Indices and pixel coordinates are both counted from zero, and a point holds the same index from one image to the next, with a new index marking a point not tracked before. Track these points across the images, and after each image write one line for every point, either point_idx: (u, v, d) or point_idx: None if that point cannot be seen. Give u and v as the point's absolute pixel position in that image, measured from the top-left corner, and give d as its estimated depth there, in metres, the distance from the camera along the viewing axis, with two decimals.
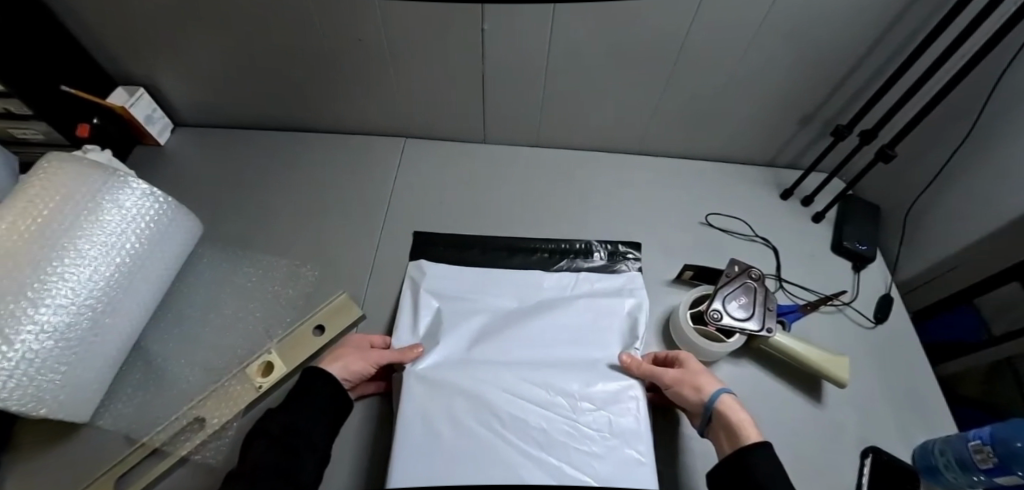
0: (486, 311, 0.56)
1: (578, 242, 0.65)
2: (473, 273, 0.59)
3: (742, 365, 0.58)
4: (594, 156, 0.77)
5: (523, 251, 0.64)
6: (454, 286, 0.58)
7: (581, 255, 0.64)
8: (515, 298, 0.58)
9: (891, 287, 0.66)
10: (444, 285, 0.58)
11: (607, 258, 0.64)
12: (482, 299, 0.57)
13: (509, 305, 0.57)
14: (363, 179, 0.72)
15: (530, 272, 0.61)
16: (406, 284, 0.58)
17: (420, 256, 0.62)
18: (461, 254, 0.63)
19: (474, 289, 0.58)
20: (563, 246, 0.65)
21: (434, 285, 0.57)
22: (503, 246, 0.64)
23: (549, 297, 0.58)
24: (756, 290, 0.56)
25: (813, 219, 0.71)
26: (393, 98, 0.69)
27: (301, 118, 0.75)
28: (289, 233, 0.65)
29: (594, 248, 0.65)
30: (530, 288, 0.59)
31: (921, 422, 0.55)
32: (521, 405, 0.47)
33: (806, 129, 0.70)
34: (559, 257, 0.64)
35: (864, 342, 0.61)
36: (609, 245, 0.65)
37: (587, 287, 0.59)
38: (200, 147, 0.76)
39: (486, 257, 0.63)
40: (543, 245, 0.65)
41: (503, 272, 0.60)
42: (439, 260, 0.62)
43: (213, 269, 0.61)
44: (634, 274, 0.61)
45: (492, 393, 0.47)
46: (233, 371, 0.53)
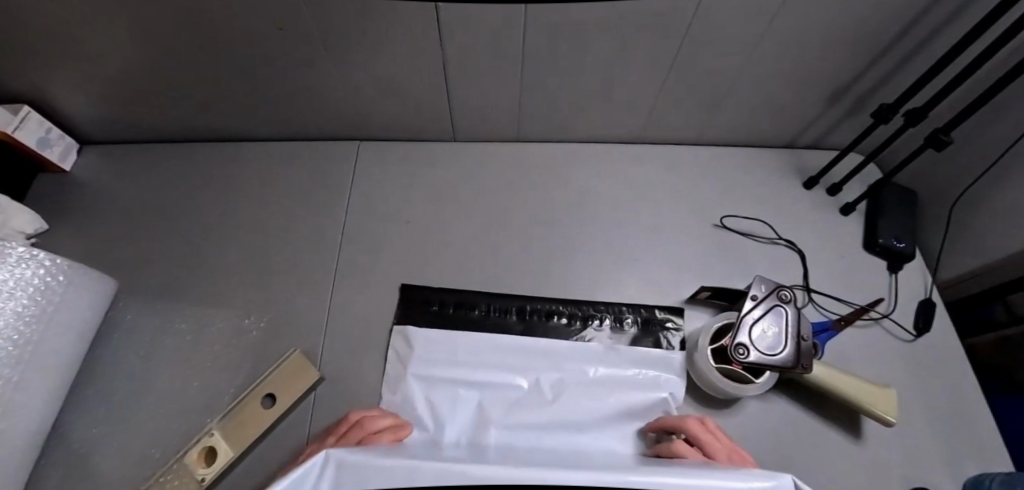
0: (486, 395, 0.48)
1: (606, 306, 0.54)
2: (472, 343, 0.50)
3: (769, 401, 0.50)
4: (586, 149, 0.65)
5: (537, 315, 0.53)
6: (450, 366, 0.49)
7: (610, 320, 0.53)
8: (524, 379, 0.49)
9: (932, 289, 0.57)
10: (439, 363, 0.49)
11: (640, 328, 0.52)
12: (484, 381, 0.48)
13: (515, 389, 0.48)
14: (312, 199, 0.60)
15: (544, 341, 0.51)
16: (390, 360, 0.49)
17: (409, 322, 0.52)
18: (457, 312, 0.52)
19: (472, 366, 0.49)
20: (587, 308, 0.53)
21: (426, 366, 0.49)
22: (511, 305, 0.53)
23: (567, 381, 0.49)
24: (789, 315, 0.46)
25: (842, 212, 0.61)
26: (336, 98, 0.56)
27: (230, 128, 0.62)
28: (225, 275, 0.54)
29: (625, 314, 0.53)
30: (544, 365, 0.50)
31: (972, 452, 0.49)
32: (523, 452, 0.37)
33: (837, 107, 0.58)
34: (581, 322, 0.53)
35: (906, 360, 0.53)
36: (646, 310, 0.53)
37: (615, 371, 0.50)
38: (114, 171, 0.63)
39: (488, 319, 0.52)
40: (561, 307, 0.53)
41: (510, 343, 0.50)
42: (429, 325, 0.52)
43: (139, 329, 0.51)
44: (672, 355, 0.51)
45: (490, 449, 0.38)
46: (170, 462, 0.44)
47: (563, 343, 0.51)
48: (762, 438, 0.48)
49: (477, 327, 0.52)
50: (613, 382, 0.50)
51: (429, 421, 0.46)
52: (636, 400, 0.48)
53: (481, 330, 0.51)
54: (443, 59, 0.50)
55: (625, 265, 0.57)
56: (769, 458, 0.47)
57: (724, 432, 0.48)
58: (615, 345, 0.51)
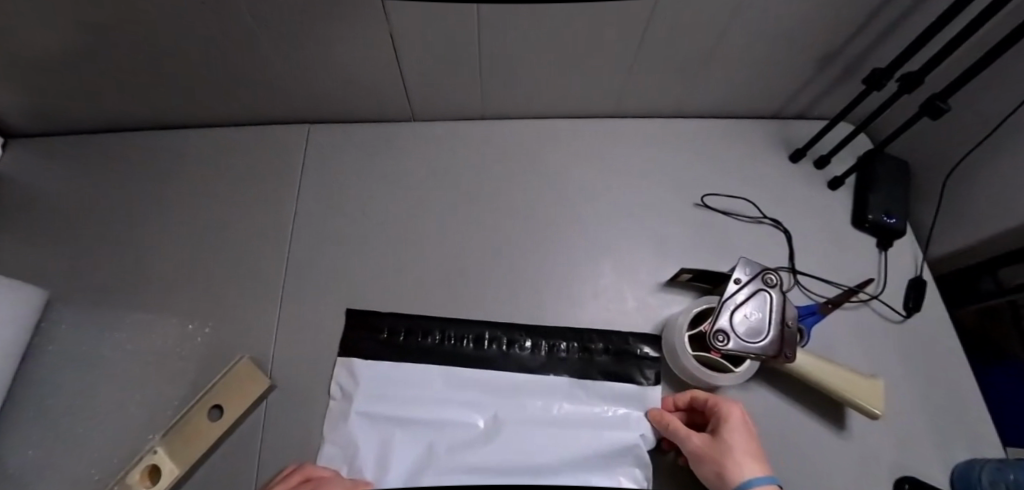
0: (437, 436, 0.43)
1: (574, 332, 0.49)
2: (421, 376, 0.46)
3: (752, 392, 0.47)
4: (558, 126, 0.60)
5: (497, 345, 0.48)
6: (399, 400, 0.44)
7: (578, 347, 0.48)
8: (480, 418, 0.44)
9: (923, 267, 0.55)
10: (386, 399, 0.44)
11: (612, 357, 0.48)
12: (435, 419, 0.44)
13: (468, 430, 0.44)
14: (262, 191, 0.55)
15: (504, 376, 0.46)
16: (334, 395, 0.45)
17: (355, 353, 0.47)
18: (407, 341, 0.47)
19: (422, 401, 0.45)
20: (553, 335, 0.48)
21: (373, 403, 0.44)
22: (472, 333, 0.48)
23: (531, 419, 0.44)
24: (774, 300, 0.43)
25: (830, 186, 0.57)
26: (278, 78, 0.51)
27: (167, 115, 0.57)
28: (166, 279, 0.50)
29: (594, 342, 0.48)
30: (505, 402, 0.45)
31: (961, 435, 0.47)
32: None
33: (827, 73, 0.53)
34: (547, 351, 0.48)
35: (896, 342, 0.50)
36: (618, 338, 0.48)
37: (585, 409, 0.45)
38: (43, 165, 0.57)
39: (442, 348, 0.47)
40: (525, 336, 0.48)
41: (466, 376, 0.46)
42: (380, 355, 0.47)
43: (75, 341, 0.47)
44: (646, 391, 0.46)
45: None
46: (110, 483, 0.41)
47: (522, 377, 0.46)
48: None
49: (430, 358, 0.47)
50: (580, 422, 0.45)
51: (373, 468, 0.42)
52: (607, 441, 0.44)
53: (435, 359, 0.47)
54: (390, 34, 0.44)
55: (600, 251, 0.53)
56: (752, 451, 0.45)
57: None
58: (584, 379, 0.47)
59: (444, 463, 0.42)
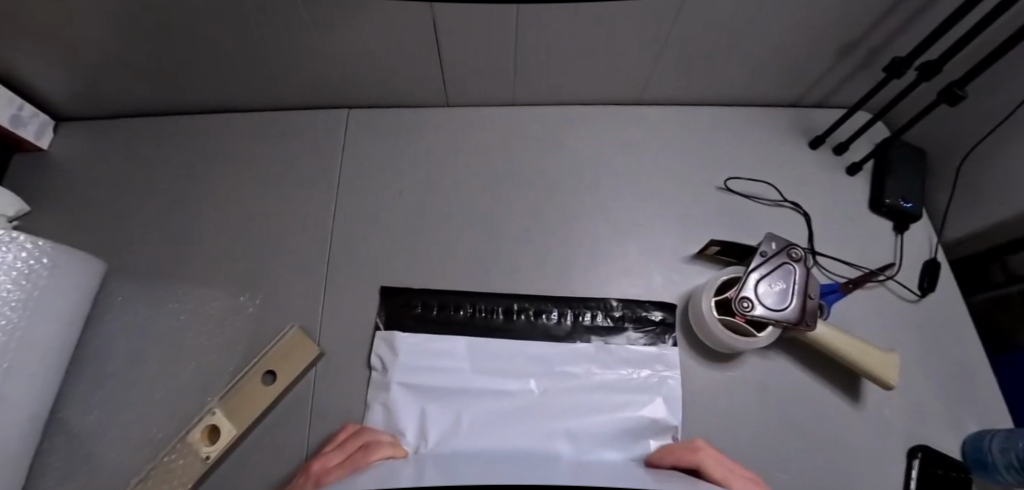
0: (477, 403, 0.45)
1: (596, 302, 0.51)
2: (456, 347, 0.48)
3: (772, 360, 0.50)
4: (585, 112, 0.63)
5: (525, 315, 0.50)
6: (437, 369, 0.47)
7: (600, 315, 0.51)
8: (516, 385, 0.47)
9: (938, 251, 0.57)
10: (425, 369, 0.47)
11: (631, 324, 0.51)
12: (474, 387, 0.46)
13: (506, 396, 0.46)
14: (303, 172, 0.57)
15: (536, 344, 0.49)
16: (375, 366, 0.47)
17: (394, 326, 0.49)
18: (442, 315, 0.50)
19: (460, 371, 0.47)
20: (576, 305, 0.51)
21: (413, 373, 0.46)
22: (501, 303, 0.51)
23: (564, 386, 0.47)
24: (797, 274, 0.47)
25: (847, 171, 0.59)
26: (320, 63, 0.53)
27: (210, 100, 0.59)
28: (215, 254, 0.53)
29: (613, 310, 0.51)
30: (539, 369, 0.47)
31: (970, 406, 0.50)
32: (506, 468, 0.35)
33: (848, 62, 0.55)
34: (571, 321, 0.51)
35: (912, 320, 0.53)
36: (634, 305, 0.51)
37: (610, 372, 0.48)
38: (92, 147, 0.60)
39: (474, 320, 0.50)
40: (551, 306, 0.51)
41: (498, 346, 0.48)
42: (416, 328, 0.49)
43: (132, 310, 0.50)
44: (666, 352, 0.49)
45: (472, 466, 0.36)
46: (173, 441, 0.44)
47: (552, 345, 0.49)
48: (767, 397, 0.48)
49: (463, 329, 0.49)
50: (608, 385, 0.48)
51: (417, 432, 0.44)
52: (637, 408, 0.47)
53: (469, 330, 0.49)
54: (432, 21, 0.46)
55: (627, 231, 0.55)
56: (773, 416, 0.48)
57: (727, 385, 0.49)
58: (607, 345, 0.49)
59: (485, 428, 0.44)
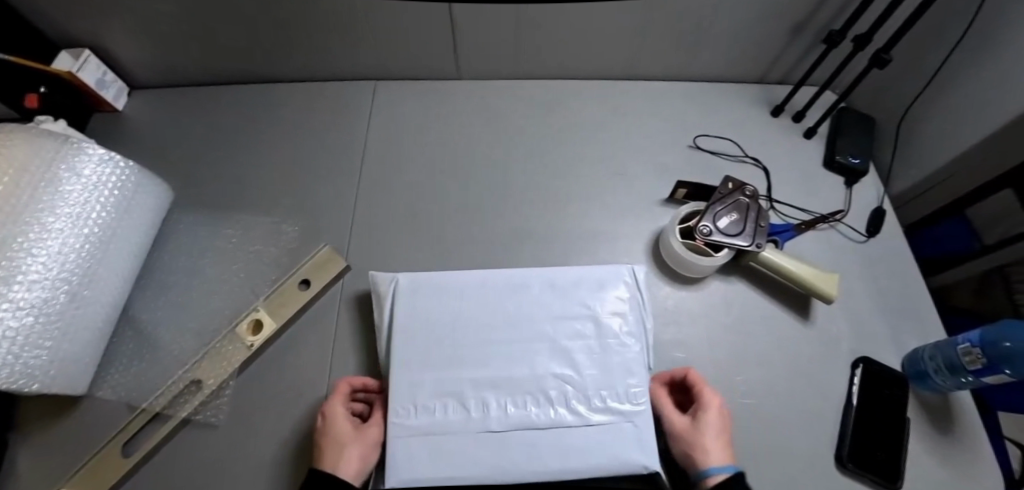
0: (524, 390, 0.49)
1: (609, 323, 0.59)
2: (499, 324, 0.50)
3: (732, 283, 0.58)
4: (577, 84, 0.72)
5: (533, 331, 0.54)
6: (488, 356, 0.48)
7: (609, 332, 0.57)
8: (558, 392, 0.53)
9: (883, 200, 0.65)
10: (491, 353, 0.48)
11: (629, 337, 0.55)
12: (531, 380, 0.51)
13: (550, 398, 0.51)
14: (336, 129, 0.68)
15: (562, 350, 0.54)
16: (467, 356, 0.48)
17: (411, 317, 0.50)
18: (490, 313, 0.50)
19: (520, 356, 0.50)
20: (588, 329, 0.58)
21: (465, 368, 0.47)
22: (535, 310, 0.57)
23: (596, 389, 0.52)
24: (749, 207, 0.55)
25: (804, 135, 0.68)
26: (354, 39, 0.64)
27: (257, 70, 0.70)
28: (261, 192, 0.63)
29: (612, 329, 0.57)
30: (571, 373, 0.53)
31: (909, 326, 0.58)
32: (505, 401, 0.45)
33: (798, 40, 0.65)
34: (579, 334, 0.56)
35: (856, 256, 0.61)
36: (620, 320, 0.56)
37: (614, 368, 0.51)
38: (158, 109, 0.71)
39: (499, 315, 0.50)
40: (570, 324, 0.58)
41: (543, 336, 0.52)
42: (466, 334, 0.49)
43: (192, 234, 0.60)
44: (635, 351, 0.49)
45: (483, 399, 0.45)
46: (225, 332, 0.53)
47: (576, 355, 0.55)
48: (724, 312, 0.56)
49: (502, 325, 0.49)
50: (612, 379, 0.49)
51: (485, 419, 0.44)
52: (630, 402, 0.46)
53: (511, 315, 0.50)
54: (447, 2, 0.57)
55: (610, 178, 0.64)
56: (729, 330, 0.56)
57: (693, 305, 0.57)
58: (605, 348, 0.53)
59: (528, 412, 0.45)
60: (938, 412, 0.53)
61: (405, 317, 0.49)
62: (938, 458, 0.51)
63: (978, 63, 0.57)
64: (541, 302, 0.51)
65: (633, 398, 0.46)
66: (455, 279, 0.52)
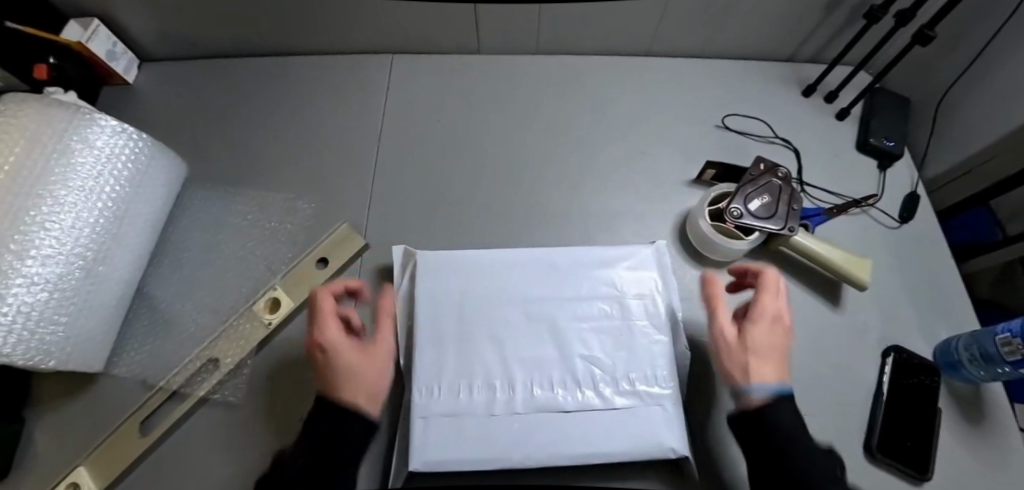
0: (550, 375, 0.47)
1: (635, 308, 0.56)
2: (528, 304, 0.48)
3: (760, 267, 0.57)
4: (601, 60, 0.70)
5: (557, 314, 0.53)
6: (519, 337, 0.46)
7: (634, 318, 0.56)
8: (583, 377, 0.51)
9: (918, 184, 0.63)
10: (520, 333, 0.47)
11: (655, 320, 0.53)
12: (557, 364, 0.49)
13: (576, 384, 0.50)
14: (352, 105, 0.65)
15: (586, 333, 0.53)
16: (498, 336, 0.46)
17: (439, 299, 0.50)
18: (519, 291, 0.49)
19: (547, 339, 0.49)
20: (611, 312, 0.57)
21: (493, 349, 0.46)
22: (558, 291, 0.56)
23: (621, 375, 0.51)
24: (781, 189, 0.53)
25: (837, 116, 0.66)
26: (370, 10, 0.61)
27: (270, 42, 0.68)
28: (276, 168, 0.61)
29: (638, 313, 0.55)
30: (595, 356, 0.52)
31: (941, 315, 0.56)
32: (531, 385, 0.44)
33: (835, 16, 0.62)
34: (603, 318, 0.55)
35: (888, 241, 0.59)
36: None
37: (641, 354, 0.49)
38: (170, 83, 0.69)
39: (527, 294, 0.49)
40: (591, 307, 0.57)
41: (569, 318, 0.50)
42: (495, 313, 0.47)
43: (207, 211, 0.59)
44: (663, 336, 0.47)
45: (508, 382, 0.44)
46: (241, 310, 0.52)
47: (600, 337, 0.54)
48: (751, 297, 0.55)
49: (530, 304, 0.48)
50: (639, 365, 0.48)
51: (513, 401, 0.43)
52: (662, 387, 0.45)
53: (540, 293, 0.49)
54: None
55: (634, 159, 0.62)
56: None
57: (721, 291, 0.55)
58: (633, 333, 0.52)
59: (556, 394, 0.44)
60: (969, 403, 0.52)
61: (432, 294, 0.48)
62: (968, 450, 0.50)
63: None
64: (569, 283, 0.50)
65: (663, 383, 0.44)
66: (484, 256, 0.51)
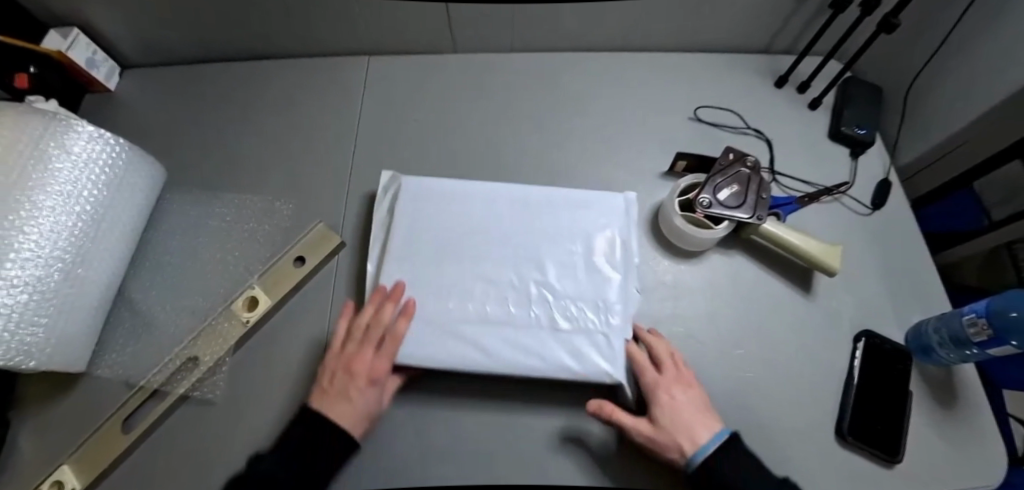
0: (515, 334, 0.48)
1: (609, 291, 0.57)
2: (503, 237, 0.49)
3: (732, 256, 0.57)
4: (576, 56, 0.70)
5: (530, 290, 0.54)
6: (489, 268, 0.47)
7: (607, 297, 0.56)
8: None
9: (890, 171, 0.63)
10: (490, 262, 0.48)
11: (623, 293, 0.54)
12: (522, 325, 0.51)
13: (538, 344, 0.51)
14: (330, 106, 0.66)
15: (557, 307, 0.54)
16: (469, 262, 0.48)
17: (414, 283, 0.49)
18: (496, 224, 0.50)
19: None
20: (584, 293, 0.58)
21: (461, 274, 0.47)
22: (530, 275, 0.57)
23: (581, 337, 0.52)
24: (750, 178, 0.54)
25: (809, 106, 0.67)
26: (345, 12, 0.62)
27: (248, 46, 0.69)
28: (255, 170, 0.62)
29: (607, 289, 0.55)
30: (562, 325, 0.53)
31: (912, 300, 0.57)
32: (483, 312, 0.45)
33: (805, 7, 0.62)
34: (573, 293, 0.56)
35: (861, 228, 0.60)
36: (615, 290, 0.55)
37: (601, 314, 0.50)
38: (151, 89, 0.70)
39: (503, 226, 0.50)
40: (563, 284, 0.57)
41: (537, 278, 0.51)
42: (470, 243, 0.48)
43: (188, 213, 0.60)
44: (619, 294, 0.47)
45: (464, 311, 0.45)
46: (220, 309, 0.53)
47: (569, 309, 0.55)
48: (723, 286, 0.55)
49: (503, 236, 0.49)
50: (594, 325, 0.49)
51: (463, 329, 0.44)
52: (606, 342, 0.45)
53: (514, 224, 0.50)
54: None
55: (608, 153, 0.63)
56: (729, 304, 0.55)
57: (694, 280, 0.56)
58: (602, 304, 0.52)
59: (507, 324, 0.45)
60: (940, 385, 0.53)
61: (411, 207, 0.50)
62: (939, 432, 0.50)
63: (995, 27, 0.54)
64: (535, 218, 0.50)
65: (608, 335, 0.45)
66: (461, 191, 0.51)
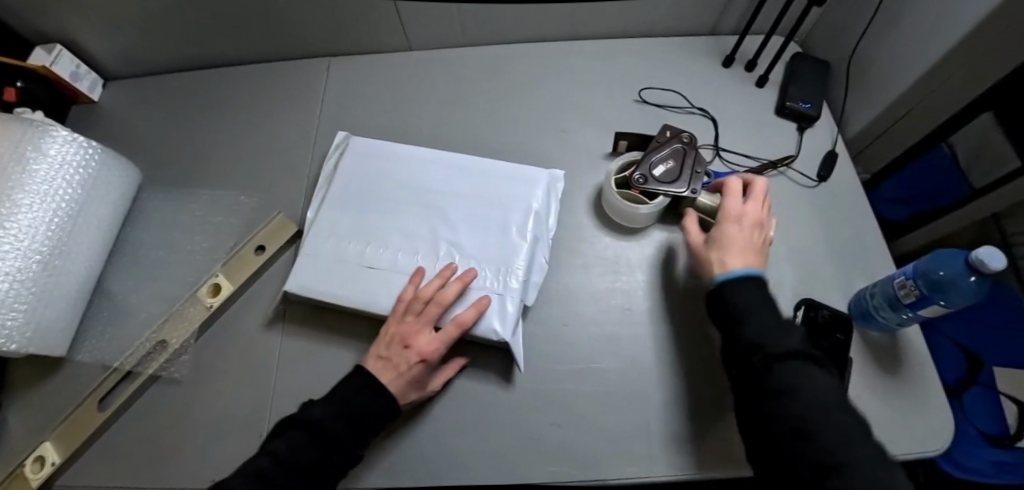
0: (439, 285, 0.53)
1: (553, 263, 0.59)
2: (429, 197, 0.54)
3: (675, 231, 0.59)
4: (526, 47, 0.73)
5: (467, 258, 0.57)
6: (412, 223, 0.53)
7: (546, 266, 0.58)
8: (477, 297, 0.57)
9: (836, 143, 0.64)
10: (415, 218, 0.53)
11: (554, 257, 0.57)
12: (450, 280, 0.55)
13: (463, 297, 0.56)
14: (293, 106, 0.70)
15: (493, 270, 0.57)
16: (396, 218, 0.53)
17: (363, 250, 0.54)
18: (426, 186, 0.55)
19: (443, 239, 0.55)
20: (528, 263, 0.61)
21: (385, 227, 0.53)
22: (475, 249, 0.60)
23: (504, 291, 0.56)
24: (686, 154, 0.55)
25: (756, 83, 0.68)
26: (302, 17, 0.66)
27: (217, 54, 0.73)
28: (223, 168, 0.66)
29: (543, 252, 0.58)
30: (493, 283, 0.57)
31: (856, 267, 0.57)
32: (397, 257, 0.51)
33: None
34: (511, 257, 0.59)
35: (805, 199, 0.61)
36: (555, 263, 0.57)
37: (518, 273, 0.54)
38: (131, 98, 0.75)
39: (432, 187, 0.55)
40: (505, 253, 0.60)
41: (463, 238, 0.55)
42: (399, 201, 0.54)
43: (161, 210, 0.64)
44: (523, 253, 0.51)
45: (381, 255, 0.51)
46: (187, 295, 0.57)
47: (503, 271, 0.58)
48: (665, 259, 0.57)
49: (429, 196, 0.54)
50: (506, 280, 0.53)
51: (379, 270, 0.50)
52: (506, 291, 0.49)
53: (442, 185, 0.55)
54: None
55: (555, 137, 0.65)
56: (670, 276, 0.56)
57: (636, 255, 0.57)
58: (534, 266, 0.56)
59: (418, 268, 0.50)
60: (883, 350, 0.53)
61: (352, 167, 0.57)
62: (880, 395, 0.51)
63: None
64: (457, 177, 0.55)
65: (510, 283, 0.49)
66: (398, 154, 0.57)
